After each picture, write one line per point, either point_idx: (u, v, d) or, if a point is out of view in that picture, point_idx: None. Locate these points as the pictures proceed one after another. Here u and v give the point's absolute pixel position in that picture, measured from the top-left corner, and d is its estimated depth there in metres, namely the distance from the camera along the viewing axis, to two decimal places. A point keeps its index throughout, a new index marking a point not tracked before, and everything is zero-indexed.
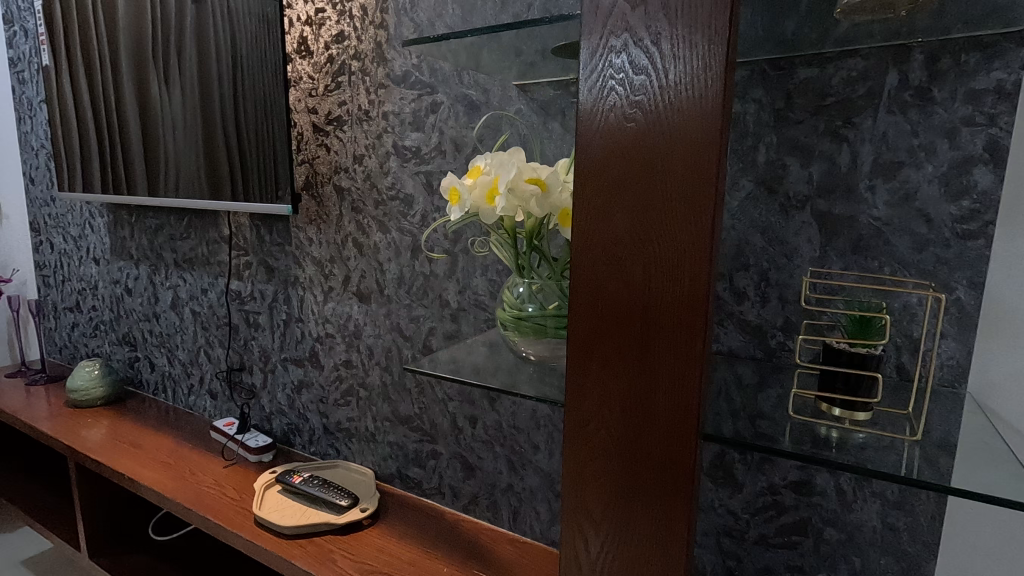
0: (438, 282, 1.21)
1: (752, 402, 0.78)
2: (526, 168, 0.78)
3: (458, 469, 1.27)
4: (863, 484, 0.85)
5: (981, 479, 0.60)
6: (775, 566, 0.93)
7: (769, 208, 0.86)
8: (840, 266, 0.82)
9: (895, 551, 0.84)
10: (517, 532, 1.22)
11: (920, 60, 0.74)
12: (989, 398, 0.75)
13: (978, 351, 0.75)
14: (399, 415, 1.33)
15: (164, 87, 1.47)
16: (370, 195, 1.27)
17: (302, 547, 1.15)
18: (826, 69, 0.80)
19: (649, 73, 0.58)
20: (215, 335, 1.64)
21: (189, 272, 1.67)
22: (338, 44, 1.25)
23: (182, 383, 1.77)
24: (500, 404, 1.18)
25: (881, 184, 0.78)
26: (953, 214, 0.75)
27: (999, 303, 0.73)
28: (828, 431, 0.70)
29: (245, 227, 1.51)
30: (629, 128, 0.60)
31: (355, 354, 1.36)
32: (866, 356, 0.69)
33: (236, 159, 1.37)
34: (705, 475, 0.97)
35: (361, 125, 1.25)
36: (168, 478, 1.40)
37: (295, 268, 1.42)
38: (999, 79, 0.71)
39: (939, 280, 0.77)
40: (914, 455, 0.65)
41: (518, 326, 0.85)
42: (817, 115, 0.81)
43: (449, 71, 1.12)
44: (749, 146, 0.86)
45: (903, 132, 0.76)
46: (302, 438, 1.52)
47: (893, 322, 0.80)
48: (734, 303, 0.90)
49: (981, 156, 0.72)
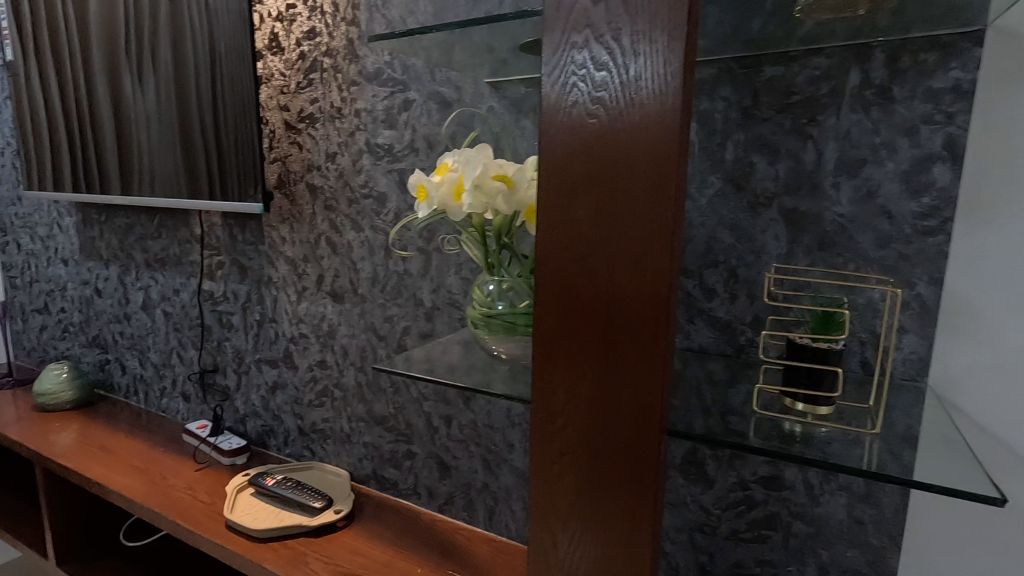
0: (412, 281, 1.20)
1: (721, 398, 0.78)
2: (492, 164, 0.78)
3: (433, 469, 1.26)
4: (830, 478, 0.86)
5: (942, 471, 0.61)
6: (746, 561, 0.94)
7: (737, 205, 0.86)
8: (807, 263, 0.83)
9: (862, 543, 0.85)
10: (493, 531, 1.21)
11: (881, 58, 0.75)
12: (948, 390, 0.77)
13: (938, 345, 0.77)
14: (374, 415, 1.31)
15: (137, 82, 1.43)
16: (343, 194, 1.26)
17: (274, 550, 1.14)
18: (791, 67, 0.80)
19: (610, 69, 0.58)
20: (188, 336, 1.61)
21: (161, 273, 1.64)
22: (309, 40, 1.24)
23: (155, 385, 1.74)
24: (475, 403, 1.18)
25: (845, 181, 0.79)
26: (914, 211, 0.76)
27: (957, 297, 0.75)
28: (793, 426, 0.70)
29: (218, 226, 1.48)
30: (591, 125, 0.60)
31: (329, 354, 1.35)
32: (829, 351, 0.70)
33: (213, 156, 1.35)
34: (677, 471, 0.97)
35: (334, 123, 1.24)
36: (138, 483, 1.37)
37: (269, 268, 1.40)
38: (957, 78, 0.72)
39: (901, 275, 0.78)
40: (878, 449, 0.66)
41: (488, 324, 0.85)
42: (782, 114, 0.82)
43: (422, 69, 1.11)
44: (717, 144, 0.86)
45: (866, 129, 0.77)
46: (276, 440, 1.50)
47: (857, 317, 0.81)
48: (704, 300, 0.90)
49: (940, 153, 0.74)
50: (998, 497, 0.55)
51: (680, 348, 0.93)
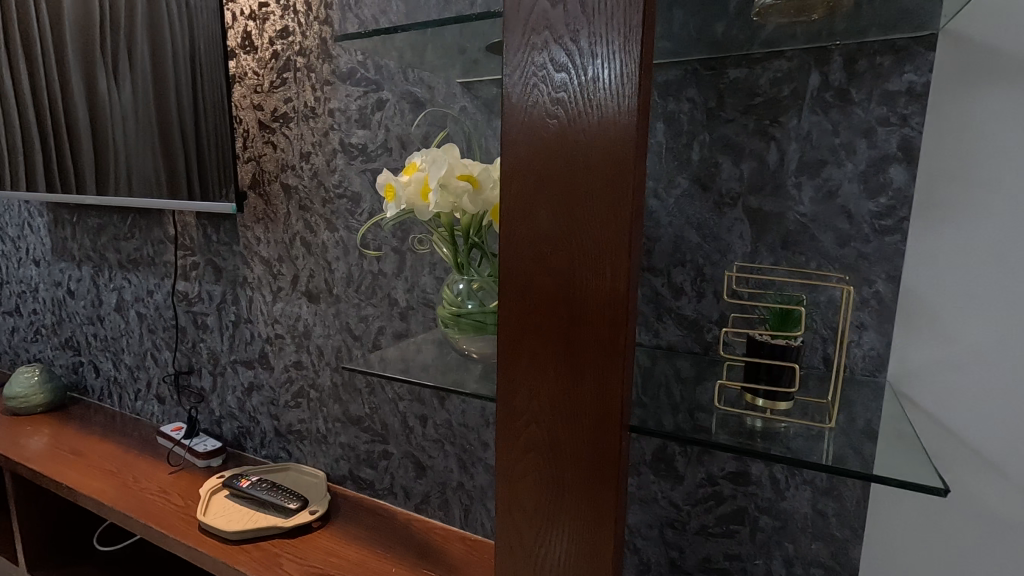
0: (386, 281, 1.20)
1: (689, 395, 0.79)
2: (458, 164, 0.78)
3: (409, 469, 1.27)
4: (795, 472, 0.88)
5: (896, 464, 0.63)
6: (715, 555, 0.95)
7: (703, 204, 0.88)
8: (770, 261, 0.84)
9: (825, 535, 0.87)
10: (469, 530, 1.22)
11: (839, 61, 0.77)
12: (905, 385, 0.79)
13: (896, 341, 0.79)
14: (350, 416, 1.31)
15: (113, 80, 1.41)
16: (317, 194, 1.25)
17: (248, 552, 1.13)
18: (754, 69, 0.82)
19: (570, 70, 0.59)
20: (162, 338, 1.60)
21: (134, 273, 1.62)
22: (282, 40, 1.23)
23: (129, 388, 1.72)
24: (450, 403, 1.18)
25: (806, 181, 0.81)
26: (872, 211, 0.78)
27: (914, 295, 0.77)
28: (754, 421, 0.72)
29: (192, 226, 1.47)
30: (551, 125, 0.61)
31: (305, 354, 1.34)
32: (786, 347, 0.71)
33: (193, 154, 1.34)
34: (647, 468, 0.98)
35: (307, 123, 1.24)
36: (109, 487, 1.35)
37: (243, 269, 1.39)
38: (911, 81, 0.74)
39: (860, 273, 0.80)
40: (839, 444, 0.67)
41: (458, 323, 0.85)
42: (746, 115, 0.83)
43: (395, 69, 1.11)
44: (684, 144, 0.88)
45: (825, 131, 0.79)
46: (252, 442, 1.49)
47: (819, 314, 0.82)
48: (672, 298, 0.92)
49: (895, 154, 0.76)
50: (942, 487, 0.57)
51: (649, 346, 0.95)
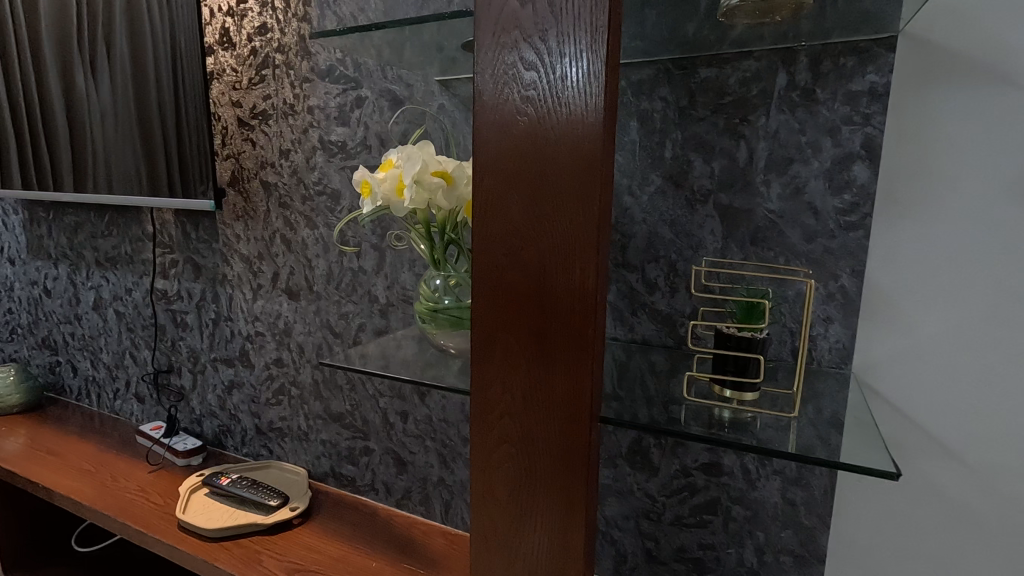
0: (366, 278, 1.21)
1: (662, 388, 0.81)
2: (432, 161, 0.79)
3: (390, 465, 1.27)
4: (765, 462, 0.90)
5: (857, 452, 0.65)
6: (689, 545, 0.97)
7: (676, 201, 0.89)
8: (741, 257, 0.86)
9: (794, 524, 0.89)
10: (450, 525, 1.23)
11: (805, 62, 0.79)
12: (869, 376, 0.82)
13: (860, 334, 0.81)
14: (331, 413, 1.32)
15: (92, 76, 1.39)
16: (296, 191, 1.25)
17: (227, 549, 1.13)
18: (724, 69, 0.84)
19: (539, 68, 0.60)
20: (141, 336, 1.58)
21: (112, 272, 1.61)
22: (261, 36, 1.23)
23: (108, 387, 1.70)
24: (430, 398, 1.19)
25: (774, 178, 0.83)
26: (837, 207, 0.80)
27: (878, 288, 0.79)
28: (722, 412, 0.74)
29: (171, 224, 1.46)
30: (521, 122, 0.62)
31: (285, 352, 1.34)
32: (752, 339, 0.73)
33: (174, 150, 1.33)
34: (623, 460, 1.00)
35: (287, 119, 1.23)
36: (87, 487, 1.34)
37: (223, 266, 1.39)
38: (873, 81, 0.76)
39: (826, 268, 0.82)
40: (806, 434, 0.69)
41: (435, 319, 0.86)
42: (717, 113, 0.85)
43: (373, 66, 1.12)
44: (656, 142, 0.89)
45: (792, 129, 0.81)
46: (233, 440, 1.48)
47: (787, 308, 0.85)
48: (646, 294, 0.93)
49: (859, 152, 0.78)
50: (895, 472, 0.59)
51: (624, 340, 0.96)
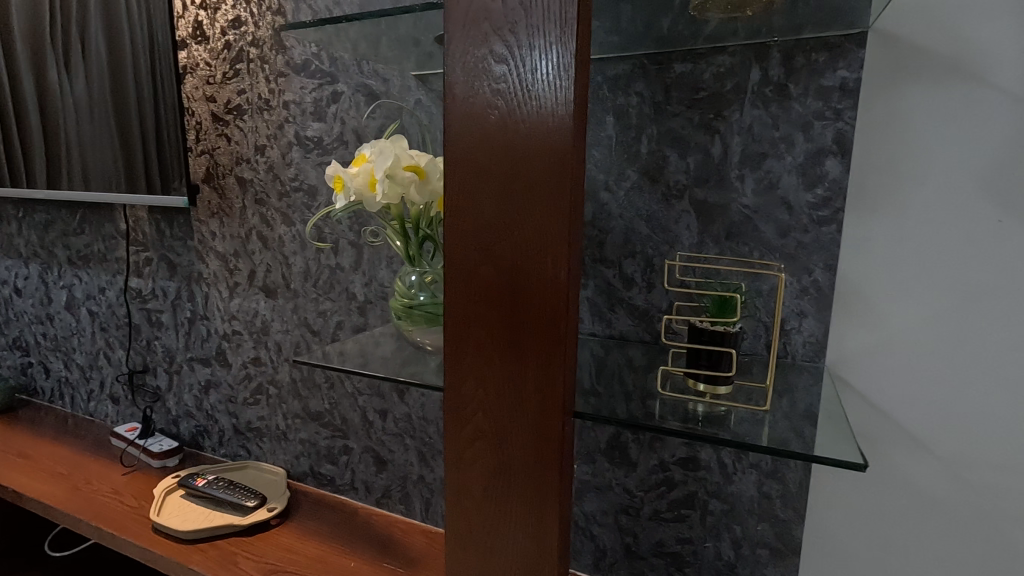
0: (344, 275, 1.20)
1: (639, 383, 0.81)
2: (404, 155, 0.79)
3: (370, 463, 1.26)
4: (742, 456, 0.90)
5: (827, 444, 0.66)
6: (667, 540, 0.98)
7: (652, 196, 0.90)
8: (716, 252, 0.87)
9: (770, 517, 0.90)
10: (430, 523, 1.22)
11: (777, 57, 0.80)
12: (841, 369, 0.82)
13: (833, 327, 0.82)
14: (310, 412, 1.30)
15: (66, 69, 1.36)
16: (272, 187, 1.23)
17: (203, 551, 1.11)
18: (698, 64, 0.84)
19: (509, 62, 0.60)
20: (115, 336, 1.55)
21: (85, 270, 1.57)
22: (234, 30, 1.21)
23: (81, 388, 1.67)
24: (409, 396, 1.18)
25: (748, 173, 0.83)
26: (810, 202, 0.81)
27: (850, 282, 0.80)
28: (696, 406, 0.74)
29: (145, 221, 1.43)
30: (491, 116, 0.61)
31: (263, 351, 1.32)
32: (724, 333, 0.74)
33: (152, 145, 1.30)
34: (602, 456, 1.00)
35: (262, 115, 1.21)
36: (59, 489, 1.32)
37: (198, 264, 1.37)
38: (844, 77, 0.77)
39: (800, 262, 0.82)
40: (780, 427, 0.70)
41: (410, 315, 0.86)
42: (691, 109, 0.85)
43: (349, 61, 1.10)
44: (632, 138, 0.90)
45: (766, 124, 0.82)
46: (211, 441, 1.46)
47: (762, 303, 0.85)
48: (624, 290, 0.93)
49: (831, 147, 0.79)
50: (863, 463, 0.60)
51: (602, 335, 0.96)
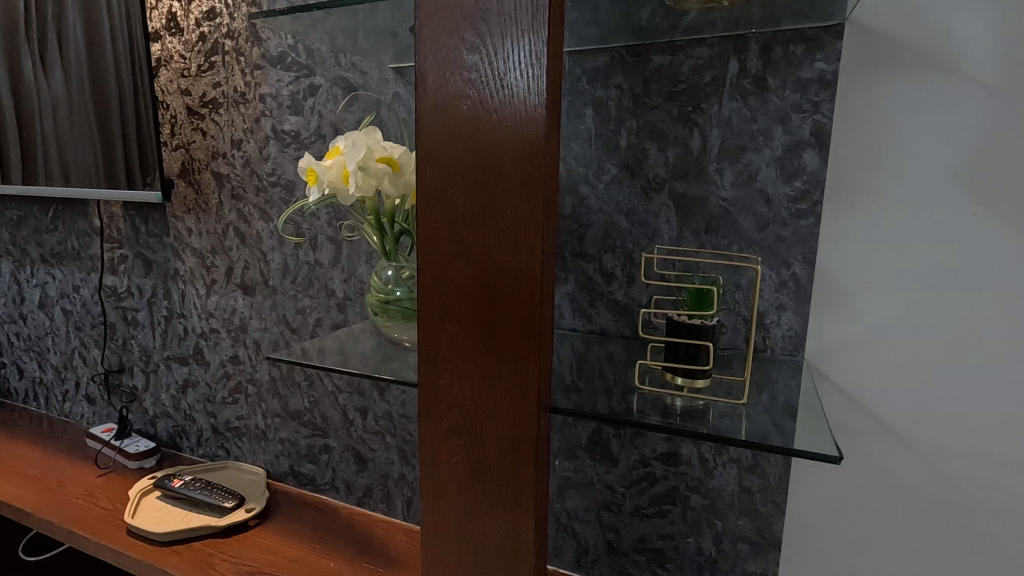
0: (323, 272, 1.18)
1: (619, 378, 0.80)
2: (377, 147, 0.77)
3: (351, 462, 1.24)
4: (722, 451, 0.90)
5: (804, 438, 0.65)
6: (649, 536, 0.97)
7: (631, 190, 0.89)
8: (695, 246, 0.86)
9: (750, 511, 0.90)
10: (411, 522, 1.21)
11: (755, 50, 0.79)
12: (819, 362, 0.82)
13: (812, 320, 0.82)
14: (289, 410, 1.28)
15: (37, 60, 1.33)
16: (249, 182, 1.21)
17: (178, 554, 1.09)
18: (677, 56, 0.83)
19: (482, 51, 0.59)
20: (90, 335, 1.52)
21: (58, 268, 1.54)
22: (209, 21, 1.18)
23: (56, 389, 1.63)
24: (390, 394, 1.17)
25: (727, 167, 0.83)
26: (788, 195, 0.80)
27: (828, 276, 0.80)
28: (674, 400, 0.74)
29: (119, 217, 1.40)
30: (463, 107, 0.60)
31: (241, 349, 1.30)
32: (701, 326, 0.74)
33: (125, 139, 1.27)
34: (583, 452, 1.00)
35: (238, 108, 1.19)
36: (31, 492, 1.29)
37: (174, 261, 1.34)
38: (821, 69, 0.76)
39: (779, 255, 0.82)
40: (759, 421, 0.69)
41: (386, 311, 0.85)
42: (670, 101, 0.85)
43: (326, 53, 1.08)
44: (612, 131, 0.89)
45: (744, 117, 0.81)
46: (189, 441, 1.43)
47: (741, 297, 0.85)
48: (604, 284, 0.93)
49: (809, 140, 0.78)
50: (837, 455, 0.60)
51: (583, 331, 0.96)
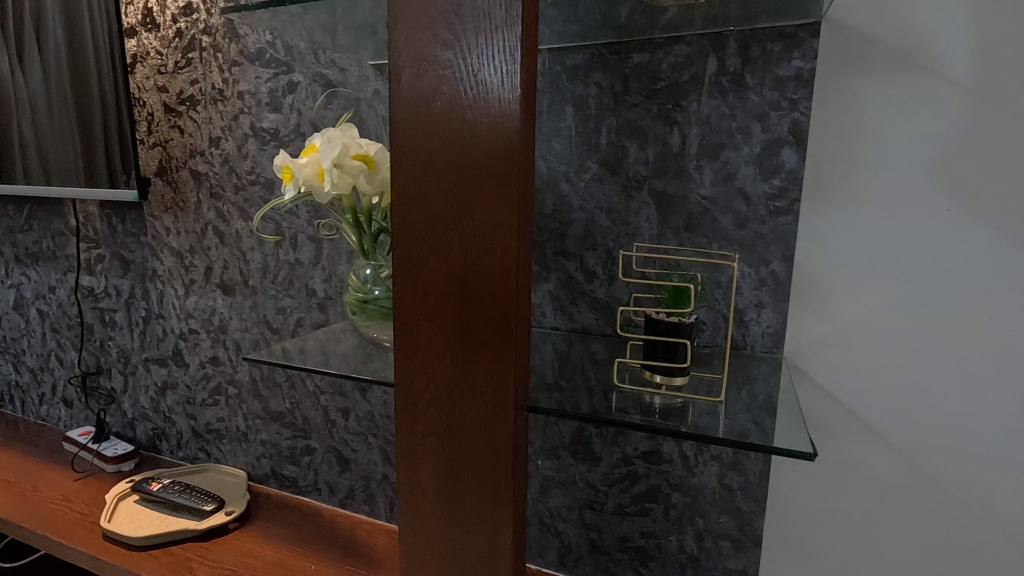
0: (304, 271, 1.16)
1: (599, 376, 0.80)
2: (353, 144, 0.76)
3: (333, 464, 1.23)
4: (703, 449, 0.90)
5: (781, 434, 0.65)
6: (632, 534, 0.97)
7: (612, 188, 0.89)
8: (675, 244, 0.86)
9: (731, 508, 0.90)
10: (394, 523, 1.20)
11: (734, 47, 0.79)
12: (798, 360, 0.83)
13: (791, 318, 0.82)
14: (271, 411, 1.27)
15: (10, 57, 1.30)
16: (228, 180, 1.20)
17: (156, 558, 1.07)
18: (656, 54, 0.83)
19: (456, 47, 0.58)
20: (67, 336, 1.49)
21: (34, 268, 1.51)
22: (186, 17, 1.17)
23: (33, 391, 1.60)
24: (372, 395, 1.16)
25: (706, 165, 0.83)
26: (767, 192, 0.81)
27: (806, 273, 0.80)
28: (653, 398, 0.73)
29: (95, 216, 1.37)
30: (438, 104, 0.60)
31: (221, 350, 1.28)
32: (680, 324, 0.73)
33: (100, 136, 1.25)
34: (566, 451, 0.99)
35: (216, 106, 1.17)
36: (5, 497, 1.26)
37: (152, 261, 1.32)
38: (799, 67, 0.77)
39: (758, 253, 0.82)
40: (739, 418, 0.69)
41: (365, 310, 0.84)
42: (650, 99, 0.84)
43: (305, 49, 1.07)
44: (592, 129, 0.88)
45: (723, 115, 0.81)
46: (169, 444, 1.41)
47: (721, 295, 0.85)
48: (585, 282, 0.92)
49: (787, 138, 0.78)
50: (812, 452, 0.60)
51: (565, 330, 0.95)
